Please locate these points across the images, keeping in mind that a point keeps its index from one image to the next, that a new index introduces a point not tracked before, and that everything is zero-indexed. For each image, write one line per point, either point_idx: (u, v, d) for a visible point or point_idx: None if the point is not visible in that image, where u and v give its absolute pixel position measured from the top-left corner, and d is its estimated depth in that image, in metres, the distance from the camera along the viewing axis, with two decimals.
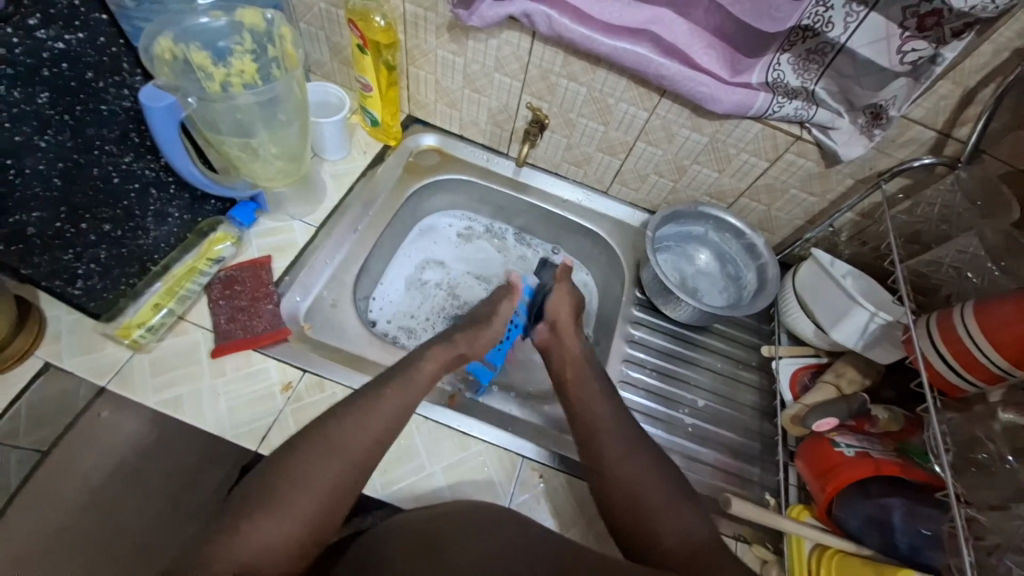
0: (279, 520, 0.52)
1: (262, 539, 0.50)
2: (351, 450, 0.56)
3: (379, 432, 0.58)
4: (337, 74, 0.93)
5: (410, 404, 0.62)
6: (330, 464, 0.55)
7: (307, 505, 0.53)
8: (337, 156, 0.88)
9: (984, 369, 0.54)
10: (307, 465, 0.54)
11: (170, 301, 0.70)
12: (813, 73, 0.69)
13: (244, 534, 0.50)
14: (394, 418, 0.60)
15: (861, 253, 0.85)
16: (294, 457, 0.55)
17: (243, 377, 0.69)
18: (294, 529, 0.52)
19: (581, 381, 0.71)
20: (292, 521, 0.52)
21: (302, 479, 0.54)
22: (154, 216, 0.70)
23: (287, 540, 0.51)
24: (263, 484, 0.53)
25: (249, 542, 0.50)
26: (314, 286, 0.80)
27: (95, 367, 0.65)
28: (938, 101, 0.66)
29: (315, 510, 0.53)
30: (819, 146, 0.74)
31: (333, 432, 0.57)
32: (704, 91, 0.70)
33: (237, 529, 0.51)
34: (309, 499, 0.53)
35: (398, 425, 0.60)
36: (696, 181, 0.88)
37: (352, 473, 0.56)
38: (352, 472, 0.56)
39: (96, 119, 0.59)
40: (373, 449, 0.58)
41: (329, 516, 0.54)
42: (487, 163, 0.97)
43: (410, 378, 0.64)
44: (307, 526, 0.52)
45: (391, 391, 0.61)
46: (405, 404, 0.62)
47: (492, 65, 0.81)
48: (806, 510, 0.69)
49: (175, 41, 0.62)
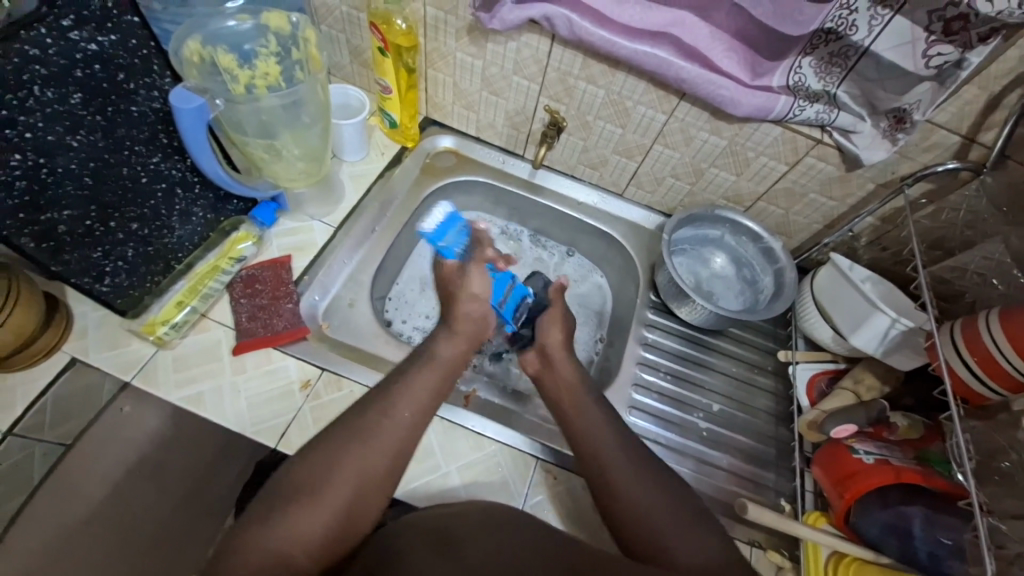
0: (309, 508, 0.52)
1: (296, 529, 0.50)
2: (379, 443, 0.56)
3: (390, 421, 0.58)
4: (357, 76, 0.94)
5: (434, 394, 0.62)
6: (364, 454, 0.55)
7: (341, 496, 0.53)
8: (356, 157, 0.89)
9: (1008, 377, 0.53)
10: (337, 453, 0.55)
11: (193, 298, 0.71)
12: (835, 76, 0.68)
13: (275, 524, 0.50)
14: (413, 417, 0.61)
15: (880, 258, 0.84)
16: (320, 446, 0.56)
17: (263, 374, 0.70)
18: (329, 521, 0.52)
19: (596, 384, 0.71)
20: (325, 511, 0.52)
21: (331, 467, 0.54)
22: (179, 215, 0.71)
23: (321, 532, 0.51)
24: (292, 475, 0.54)
25: (279, 533, 0.50)
26: (332, 286, 0.81)
27: (122, 362, 0.67)
28: (963, 106, 0.65)
29: (348, 497, 0.53)
30: (840, 150, 0.74)
31: (362, 422, 0.57)
32: (725, 94, 0.70)
33: (267, 518, 0.51)
34: (340, 489, 0.53)
35: (426, 415, 0.60)
36: (713, 185, 0.87)
37: (382, 465, 0.56)
38: (382, 463, 0.56)
39: (126, 120, 0.60)
40: (405, 441, 0.58)
41: (359, 501, 0.54)
42: (503, 165, 0.98)
43: (428, 363, 0.64)
44: (343, 513, 0.53)
45: (418, 381, 0.62)
46: (431, 391, 0.62)
47: (511, 67, 0.82)
48: (824, 517, 0.69)
49: (203, 44, 0.64)
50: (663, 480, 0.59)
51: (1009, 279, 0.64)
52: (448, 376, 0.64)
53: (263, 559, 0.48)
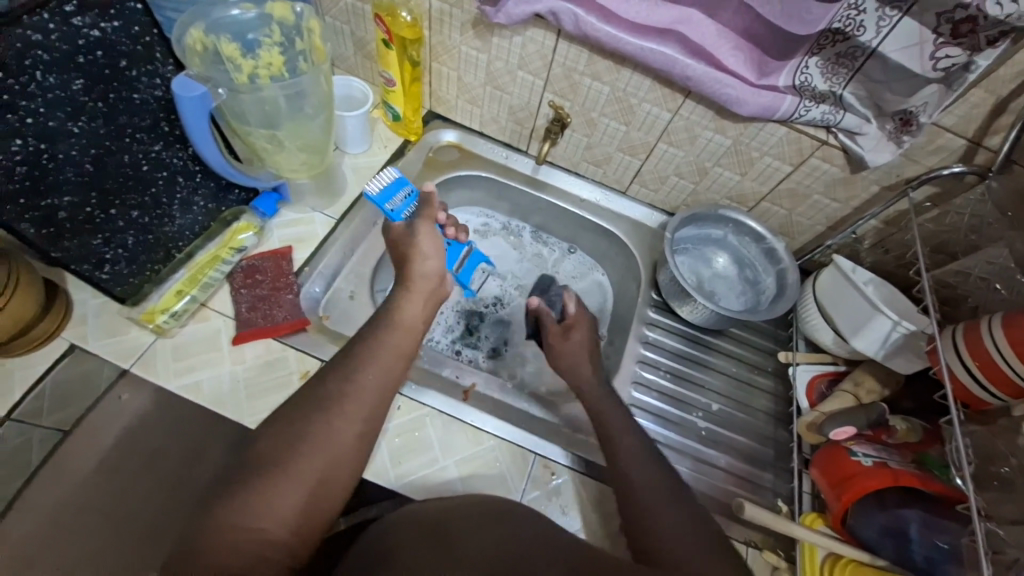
0: (278, 482, 0.50)
1: (271, 504, 0.49)
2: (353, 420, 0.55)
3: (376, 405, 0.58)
4: (361, 69, 0.93)
5: (403, 365, 0.61)
6: (342, 428, 0.54)
7: (310, 468, 0.51)
8: (359, 150, 0.89)
9: (1012, 383, 0.53)
10: (303, 426, 0.53)
11: (193, 288, 0.71)
12: (841, 77, 0.68)
13: (248, 502, 0.48)
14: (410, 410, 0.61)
15: (883, 261, 0.84)
16: (296, 419, 0.54)
17: (261, 365, 0.70)
18: (299, 496, 0.50)
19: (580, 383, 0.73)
20: (293, 484, 0.50)
21: (296, 438, 0.52)
22: (180, 204, 0.71)
23: (293, 507, 0.49)
24: (258, 450, 0.52)
25: (248, 511, 0.48)
26: (333, 278, 0.81)
27: (120, 349, 0.68)
28: (970, 109, 0.65)
29: (319, 466, 0.52)
30: (845, 151, 0.73)
31: (331, 399, 0.56)
32: (730, 93, 0.69)
33: (238, 496, 0.48)
34: (310, 461, 0.52)
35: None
36: (717, 184, 0.87)
37: (350, 435, 0.54)
38: (353, 432, 0.55)
39: (128, 108, 0.60)
40: (375, 406, 0.57)
41: (331, 474, 0.52)
42: (506, 160, 0.97)
43: (399, 335, 0.63)
44: (313, 484, 0.51)
45: (385, 351, 0.61)
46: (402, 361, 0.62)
47: (516, 62, 0.81)
48: (820, 518, 0.69)
49: (206, 32, 0.63)
50: (674, 496, 0.58)
51: (1013, 284, 0.64)
52: (415, 339, 0.65)
53: (241, 535, 0.46)
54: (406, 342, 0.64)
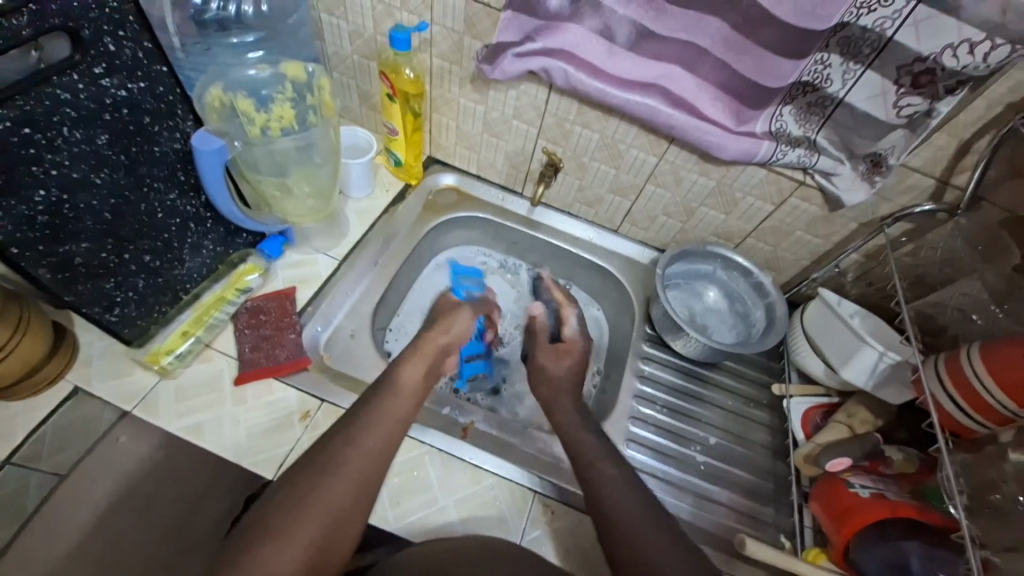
0: (281, 543, 0.51)
1: (273, 565, 0.50)
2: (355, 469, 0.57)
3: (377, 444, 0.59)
4: (365, 119, 0.99)
5: (404, 423, 0.64)
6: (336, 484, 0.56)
7: (310, 529, 0.53)
8: (361, 194, 0.93)
9: (994, 411, 0.55)
10: (305, 487, 0.55)
11: (198, 329, 0.74)
12: (814, 123, 0.73)
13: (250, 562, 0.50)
14: None
15: (867, 293, 0.87)
16: (308, 474, 0.56)
17: (262, 406, 0.71)
18: (300, 556, 0.51)
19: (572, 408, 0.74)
20: (294, 545, 0.52)
21: (299, 500, 0.54)
22: (190, 248, 0.74)
23: (295, 567, 0.51)
24: (263, 513, 0.54)
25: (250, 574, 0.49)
26: (334, 317, 0.82)
27: (122, 392, 0.68)
28: (935, 151, 0.70)
29: (321, 525, 0.54)
30: (822, 191, 0.78)
31: (332, 456, 0.58)
32: (711, 140, 0.74)
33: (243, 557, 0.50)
34: (311, 521, 0.53)
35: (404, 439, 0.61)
36: (703, 223, 0.91)
37: (350, 495, 0.56)
38: (354, 490, 0.57)
39: (148, 160, 0.64)
40: (374, 463, 0.59)
41: (334, 532, 0.54)
42: (502, 202, 1.02)
43: (398, 395, 0.65)
44: (313, 543, 0.52)
45: (387, 411, 0.63)
46: (401, 417, 0.63)
47: (510, 112, 0.87)
48: (823, 554, 0.68)
49: (224, 90, 0.69)
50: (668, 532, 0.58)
51: (989, 314, 0.66)
52: (414, 400, 0.66)
53: None
54: (405, 400, 0.65)
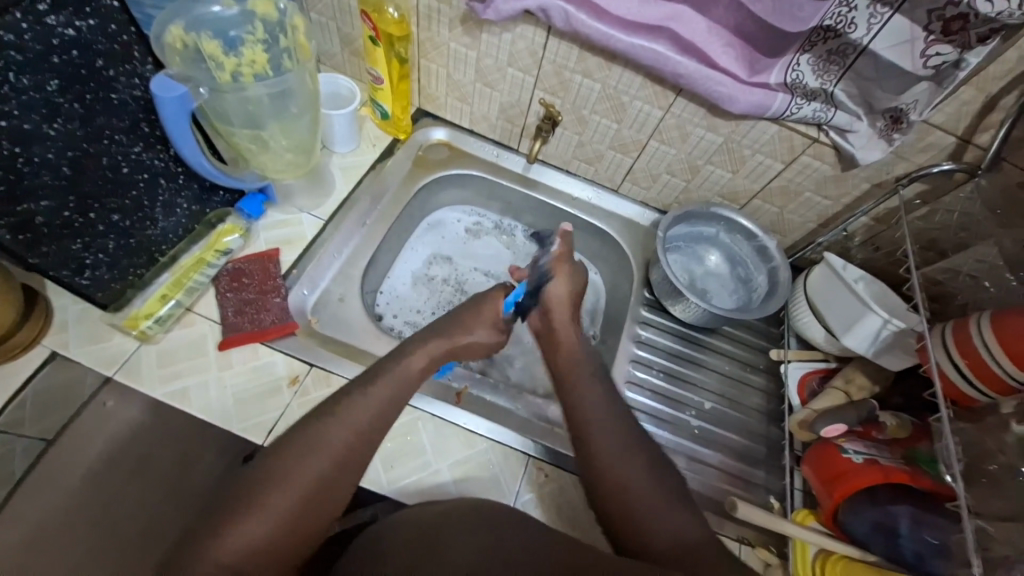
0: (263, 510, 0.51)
1: (252, 533, 0.50)
2: (339, 438, 0.54)
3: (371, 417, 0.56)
4: (348, 65, 0.91)
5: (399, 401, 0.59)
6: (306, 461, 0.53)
7: (288, 499, 0.52)
8: (346, 149, 0.88)
9: (998, 379, 0.53)
10: (284, 461, 0.53)
11: (177, 293, 0.69)
12: (833, 74, 0.68)
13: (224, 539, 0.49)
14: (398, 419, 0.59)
15: (873, 258, 0.84)
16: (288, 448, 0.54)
17: (249, 370, 0.68)
18: (280, 524, 0.51)
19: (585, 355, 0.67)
20: (272, 515, 0.51)
21: (280, 469, 0.53)
22: (163, 206, 0.69)
23: (273, 534, 0.51)
24: (248, 480, 0.53)
25: (234, 540, 0.49)
26: (321, 280, 0.79)
27: (103, 356, 0.65)
28: (960, 107, 0.65)
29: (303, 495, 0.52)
30: (836, 149, 0.73)
31: (316, 429, 0.55)
32: (722, 90, 0.69)
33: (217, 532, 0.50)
34: (289, 492, 0.52)
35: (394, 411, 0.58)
36: (708, 182, 0.87)
37: (333, 463, 0.54)
38: (333, 463, 0.54)
39: (106, 108, 0.58)
40: (360, 436, 0.55)
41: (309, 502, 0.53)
42: (497, 158, 0.96)
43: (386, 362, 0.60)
44: (295, 511, 0.52)
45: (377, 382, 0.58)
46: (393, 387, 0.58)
47: (505, 59, 0.80)
48: (812, 515, 0.68)
49: (187, 30, 0.62)
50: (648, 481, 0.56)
51: (1002, 282, 0.64)
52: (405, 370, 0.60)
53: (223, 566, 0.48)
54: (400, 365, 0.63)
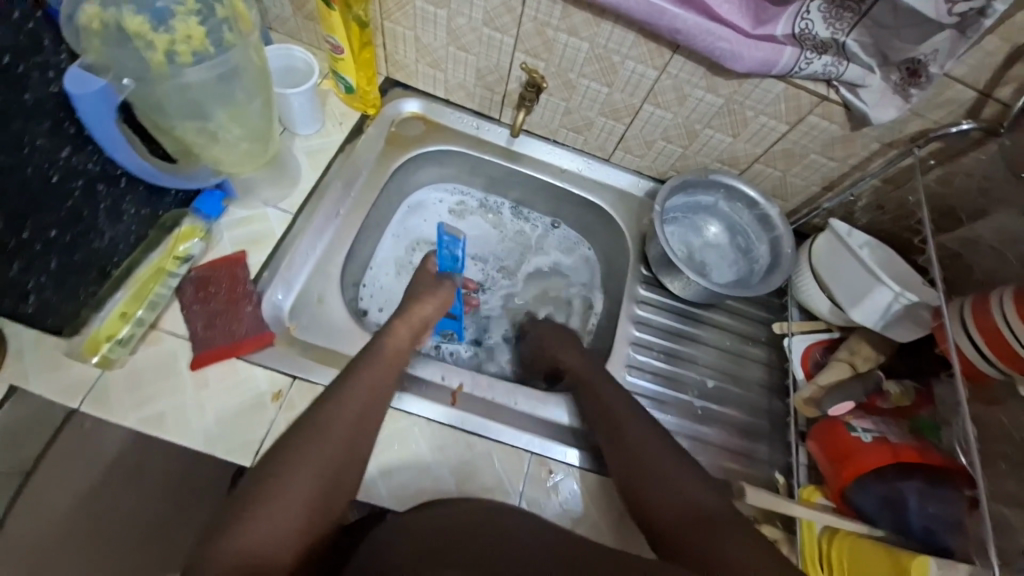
0: (279, 506, 0.50)
1: (271, 530, 0.49)
2: (344, 424, 0.57)
3: (367, 407, 0.59)
4: (302, 32, 0.81)
5: (389, 377, 0.63)
6: (328, 442, 0.55)
7: (309, 490, 0.52)
8: (310, 131, 0.79)
9: (1016, 357, 0.51)
10: (295, 454, 0.54)
11: (138, 308, 0.63)
12: (846, 23, 0.61)
13: (244, 528, 0.49)
14: (378, 389, 0.61)
15: (878, 220, 0.80)
16: (294, 438, 0.55)
17: (228, 388, 0.63)
18: (303, 514, 0.51)
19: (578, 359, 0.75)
20: (295, 508, 0.51)
21: (292, 463, 0.53)
22: (106, 214, 0.61)
23: (286, 537, 0.50)
24: (258, 474, 0.53)
25: (250, 538, 0.48)
26: (296, 281, 0.73)
27: (64, 386, 0.60)
28: (983, 57, 0.59)
29: (315, 492, 0.52)
30: (847, 107, 0.67)
31: (326, 411, 0.57)
32: (724, 47, 0.62)
33: (237, 523, 0.49)
34: (308, 482, 0.52)
35: (375, 405, 0.60)
36: (707, 147, 0.80)
37: (343, 454, 0.55)
38: (344, 454, 0.55)
39: (20, 110, 0.50)
40: (358, 427, 0.58)
41: (332, 490, 0.53)
42: (477, 131, 0.88)
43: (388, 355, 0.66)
44: (311, 511, 0.52)
45: (369, 373, 0.62)
46: (381, 382, 0.62)
47: (480, 18, 0.71)
48: (818, 491, 0.68)
49: (103, 6, 0.52)
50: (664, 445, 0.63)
51: None
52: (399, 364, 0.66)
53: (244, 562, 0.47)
54: (389, 361, 0.65)
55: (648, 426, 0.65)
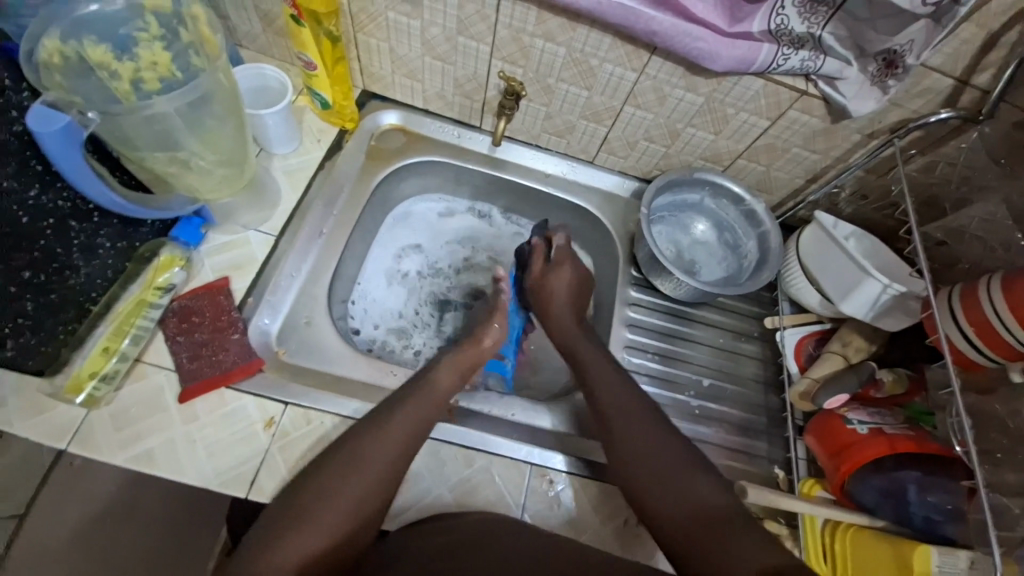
0: (311, 528, 0.51)
1: (300, 552, 0.50)
2: (382, 454, 0.57)
3: (407, 439, 0.59)
4: (273, 48, 0.79)
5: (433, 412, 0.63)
6: (368, 469, 0.56)
7: (338, 515, 0.53)
8: (287, 149, 0.77)
9: (1009, 347, 0.52)
10: (331, 480, 0.54)
11: (120, 343, 0.61)
12: (821, 16, 0.61)
13: (274, 548, 0.50)
14: (416, 429, 0.60)
15: (862, 208, 0.80)
16: (331, 464, 0.55)
17: (218, 419, 0.62)
18: (328, 542, 0.51)
19: (595, 355, 0.71)
20: (323, 534, 0.52)
21: (331, 488, 0.54)
22: (81, 250, 0.62)
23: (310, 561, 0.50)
24: (293, 496, 0.54)
25: (278, 561, 0.49)
26: (282, 305, 0.72)
27: (51, 429, 0.58)
28: (959, 46, 0.59)
29: (344, 520, 0.53)
30: (825, 101, 0.67)
31: (366, 438, 0.57)
32: (701, 47, 0.61)
33: (267, 543, 0.50)
34: (338, 509, 0.53)
35: (418, 435, 0.60)
36: (689, 146, 0.80)
37: (380, 483, 0.56)
38: (380, 484, 0.56)
39: None
40: (400, 458, 0.58)
41: (359, 520, 0.54)
42: (458, 140, 0.87)
43: (432, 388, 0.65)
44: (340, 529, 0.53)
45: (416, 406, 0.62)
46: (427, 416, 0.62)
47: (455, 27, 0.70)
48: (818, 484, 0.68)
49: (64, 40, 0.52)
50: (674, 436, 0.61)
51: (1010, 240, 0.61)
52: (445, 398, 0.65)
53: None
54: (435, 398, 0.64)
55: (650, 417, 0.63)
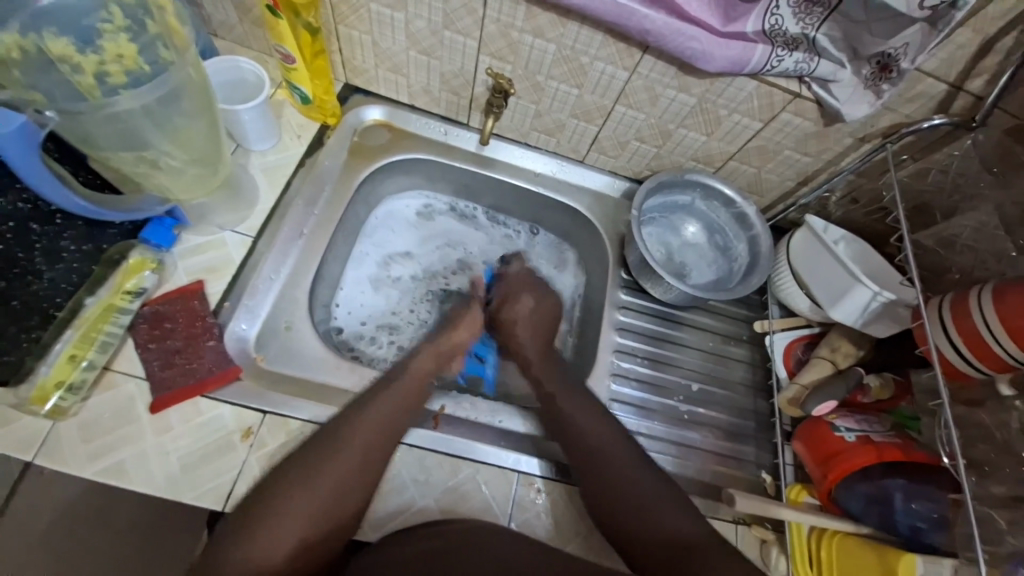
0: (288, 514, 0.51)
1: (281, 542, 0.50)
2: (359, 441, 0.56)
3: (385, 429, 0.58)
4: (251, 38, 0.76)
5: (414, 398, 0.63)
6: (347, 454, 0.55)
7: (316, 500, 0.52)
8: (265, 146, 0.74)
9: (997, 358, 0.52)
10: (311, 463, 0.54)
11: (88, 351, 0.58)
12: (816, 17, 0.59)
13: (251, 537, 0.49)
14: (383, 432, 0.58)
15: (851, 212, 0.80)
16: (310, 448, 0.55)
17: (193, 429, 0.60)
18: (304, 528, 0.51)
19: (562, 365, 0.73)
20: (300, 520, 0.51)
21: (309, 467, 0.54)
22: (43, 254, 0.56)
23: (291, 546, 0.50)
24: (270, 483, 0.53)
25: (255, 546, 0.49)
26: (261, 309, 0.69)
27: (14, 440, 0.55)
28: (954, 51, 0.58)
29: (325, 500, 0.53)
30: (819, 104, 0.66)
31: (344, 422, 0.57)
32: (695, 47, 0.60)
33: (245, 531, 0.49)
34: (316, 495, 0.53)
35: (397, 418, 0.60)
36: (681, 146, 0.79)
37: (356, 469, 0.55)
38: (358, 468, 0.55)
39: None
40: (376, 441, 0.57)
41: (337, 509, 0.53)
42: (445, 137, 0.84)
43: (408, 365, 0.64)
44: (320, 517, 0.52)
45: (386, 387, 0.62)
46: (402, 398, 0.61)
47: (440, 21, 0.67)
48: (805, 490, 0.69)
49: (21, 33, 0.47)
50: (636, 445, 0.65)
51: (1000, 249, 0.61)
52: (422, 374, 0.65)
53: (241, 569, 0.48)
54: (410, 381, 0.64)
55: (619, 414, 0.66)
